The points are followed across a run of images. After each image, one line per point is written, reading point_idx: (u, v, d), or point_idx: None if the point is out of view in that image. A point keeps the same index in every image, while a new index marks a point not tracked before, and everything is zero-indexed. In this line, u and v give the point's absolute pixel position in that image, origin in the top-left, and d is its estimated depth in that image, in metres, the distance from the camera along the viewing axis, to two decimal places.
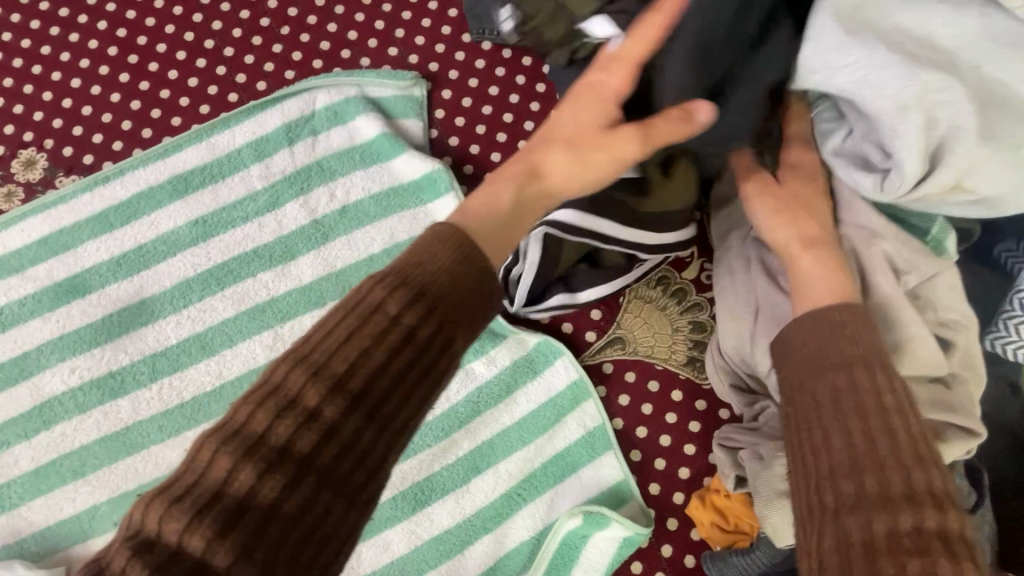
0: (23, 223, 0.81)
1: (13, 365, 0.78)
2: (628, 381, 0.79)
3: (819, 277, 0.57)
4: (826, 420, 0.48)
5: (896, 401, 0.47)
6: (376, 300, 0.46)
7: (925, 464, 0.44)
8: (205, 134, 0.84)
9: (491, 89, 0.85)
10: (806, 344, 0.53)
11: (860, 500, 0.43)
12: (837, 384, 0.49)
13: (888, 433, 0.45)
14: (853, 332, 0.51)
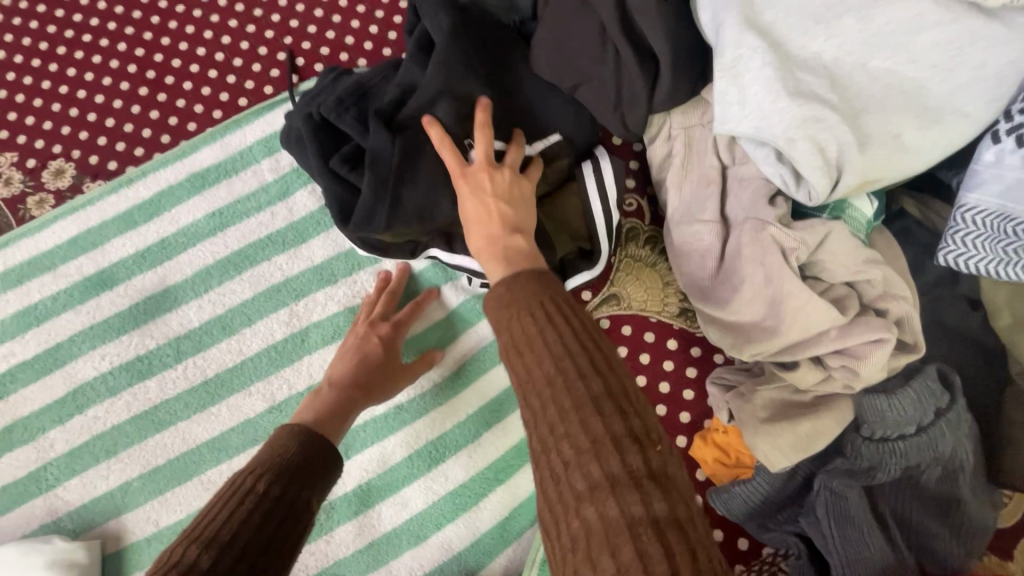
0: (55, 225, 0.88)
1: (48, 355, 0.83)
2: (626, 335, 0.83)
3: (496, 266, 0.58)
4: (516, 374, 0.48)
5: (544, 326, 0.48)
6: (249, 485, 0.57)
7: (574, 360, 0.46)
8: (220, 135, 0.91)
9: None
10: (490, 312, 0.53)
11: (549, 440, 0.44)
12: (513, 334, 0.50)
13: (550, 357, 0.46)
14: (511, 288, 0.52)
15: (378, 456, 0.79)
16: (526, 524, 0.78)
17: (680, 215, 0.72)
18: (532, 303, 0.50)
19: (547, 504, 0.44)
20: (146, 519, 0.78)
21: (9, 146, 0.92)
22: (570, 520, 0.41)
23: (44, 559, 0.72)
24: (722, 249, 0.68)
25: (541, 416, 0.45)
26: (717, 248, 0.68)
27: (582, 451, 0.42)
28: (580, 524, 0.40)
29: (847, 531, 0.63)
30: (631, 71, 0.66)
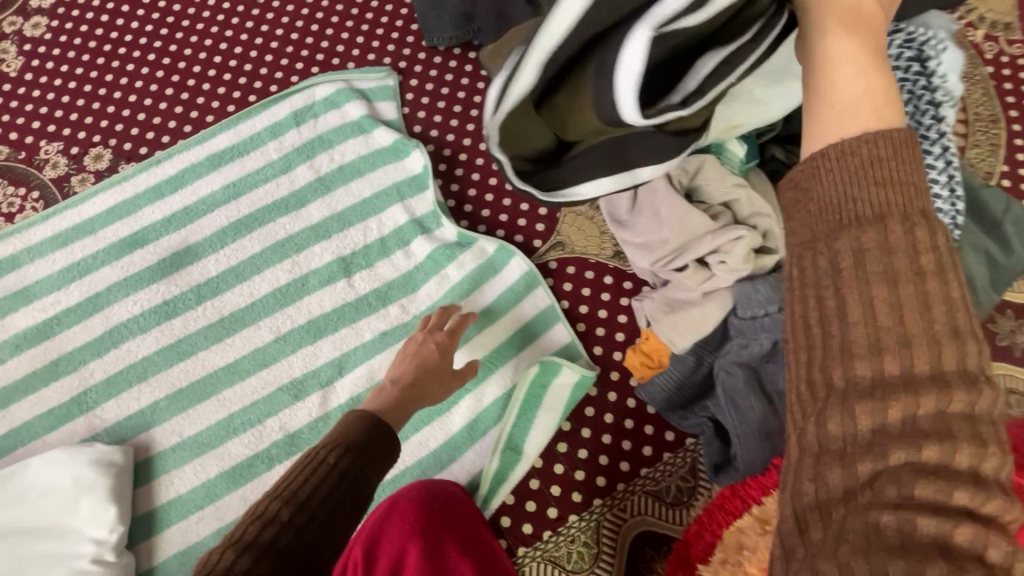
0: (95, 198, 1.06)
1: (89, 302, 1.00)
2: (570, 273, 1.02)
3: (858, 82, 0.42)
4: (861, 297, 0.37)
5: (937, 260, 0.37)
6: (323, 456, 0.68)
7: (961, 343, 0.36)
8: (234, 123, 1.10)
9: (447, 76, 1.14)
10: (826, 186, 0.40)
11: (903, 434, 0.35)
12: (883, 240, 0.37)
13: (937, 321, 0.36)
14: (898, 168, 0.38)
15: (367, 373, 0.96)
16: (491, 425, 0.94)
17: None
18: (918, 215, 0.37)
19: (843, 478, 0.36)
20: (171, 432, 0.93)
21: (55, 137, 1.11)
22: (875, 512, 0.34)
23: (89, 457, 0.87)
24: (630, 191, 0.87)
25: (904, 385, 0.35)
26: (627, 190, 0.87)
27: (923, 434, 0.34)
28: (897, 531, 0.33)
29: (740, 409, 0.81)
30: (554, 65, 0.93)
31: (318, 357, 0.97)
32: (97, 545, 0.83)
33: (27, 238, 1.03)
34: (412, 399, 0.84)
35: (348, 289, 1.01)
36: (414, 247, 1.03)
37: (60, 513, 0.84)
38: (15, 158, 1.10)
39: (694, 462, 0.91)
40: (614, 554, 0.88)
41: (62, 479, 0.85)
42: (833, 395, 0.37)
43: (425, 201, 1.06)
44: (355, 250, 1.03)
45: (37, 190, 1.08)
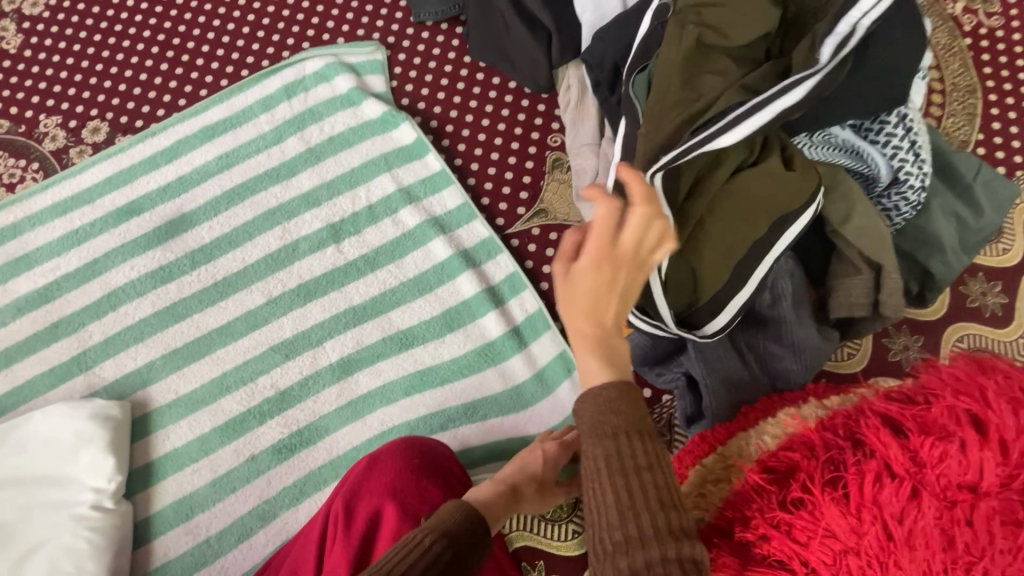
0: (93, 169, 1.09)
1: (87, 267, 1.03)
2: (552, 239, 1.06)
3: (597, 366, 0.59)
4: (610, 496, 0.54)
5: (650, 459, 0.55)
6: (427, 542, 0.60)
7: (674, 511, 0.54)
8: (227, 97, 1.14)
9: (434, 50, 1.17)
10: (589, 420, 0.58)
11: (646, 566, 0.51)
12: (616, 450, 0.56)
13: (656, 503, 0.53)
14: (618, 403, 0.57)
15: (355, 336, 1.00)
16: (477, 383, 0.98)
17: (573, 143, 0.99)
18: (638, 430, 0.56)
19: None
20: (167, 389, 0.97)
21: (54, 111, 1.15)
22: None
23: (89, 411, 0.91)
24: (594, 166, 0.95)
25: (641, 537, 0.52)
26: (592, 167, 0.96)
27: (655, 569, 0.51)
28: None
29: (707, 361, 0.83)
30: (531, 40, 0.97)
31: (308, 319, 1.01)
32: (96, 494, 0.88)
33: (25, 207, 1.07)
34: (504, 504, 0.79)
35: (337, 254, 1.04)
36: (403, 216, 1.06)
37: (62, 464, 0.88)
38: (16, 130, 1.14)
39: (670, 417, 0.96)
40: None
41: (64, 432, 0.89)
42: (610, 547, 0.53)
43: (413, 171, 1.09)
44: (344, 218, 1.06)
45: (36, 161, 1.12)
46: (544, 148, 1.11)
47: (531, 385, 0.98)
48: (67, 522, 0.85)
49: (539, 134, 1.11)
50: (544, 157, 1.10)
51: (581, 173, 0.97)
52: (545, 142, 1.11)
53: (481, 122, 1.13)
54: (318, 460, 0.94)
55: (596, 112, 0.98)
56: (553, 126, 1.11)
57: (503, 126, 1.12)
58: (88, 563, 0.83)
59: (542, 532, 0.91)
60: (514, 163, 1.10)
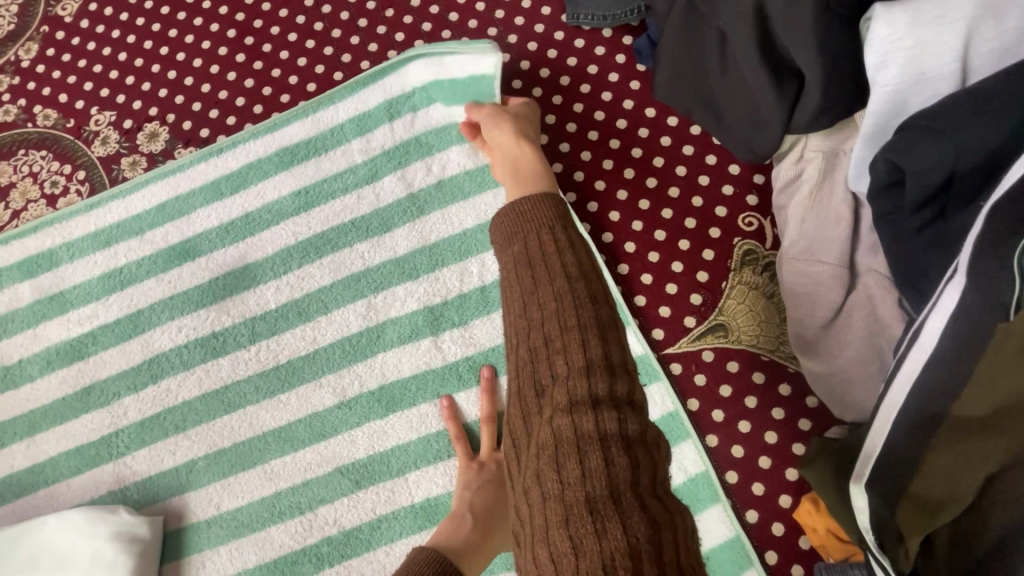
0: (145, 188, 0.87)
1: (128, 320, 0.83)
2: (730, 371, 0.75)
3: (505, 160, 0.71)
4: (517, 290, 0.46)
5: (560, 235, 0.48)
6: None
7: (585, 283, 0.46)
8: (317, 112, 0.87)
9: (590, 69, 0.85)
10: (503, 220, 0.50)
11: (554, 350, 0.43)
12: (525, 247, 0.48)
13: (564, 279, 0.45)
14: (534, 206, 0.50)
15: (448, 473, 0.74)
16: None
17: (798, 250, 0.67)
18: (557, 223, 0.49)
19: (518, 413, 0.44)
20: (208, 501, 0.76)
21: (108, 105, 0.92)
22: (542, 429, 0.41)
23: (111, 530, 0.71)
24: (839, 303, 0.63)
25: (555, 330, 0.43)
26: (834, 301, 0.63)
27: (572, 367, 0.42)
28: (551, 435, 0.40)
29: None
30: (767, 94, 0.62)
31: (388, 437, 0.76)
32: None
33: (67, 231, 0.86)
34: (492, 541, 0.67)
35: (434, 351, 0.78)
36: None
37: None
38: (63, 126, 0.92)
39: None
40: None
41: (81, 549, 0.71)
42: (520, 344, 0.45)
43: None
44: (448, 300, 0.79)
45: (83, 169, 0.90)
46: (732, 233, 0.78)
47: None
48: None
49: (728, 210, 0.78)
50: (730, 246, 0.78)
51: (808, 305, 0.65)
52: (735, 224, 0.78)
53: (645, 183, 0.81)
54: None
55: (848, 210, 0.64)
56: (748, 201, 0.79)
57: (677, 193, 0.80)
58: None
59: None
60: (687, 251, 0.78)
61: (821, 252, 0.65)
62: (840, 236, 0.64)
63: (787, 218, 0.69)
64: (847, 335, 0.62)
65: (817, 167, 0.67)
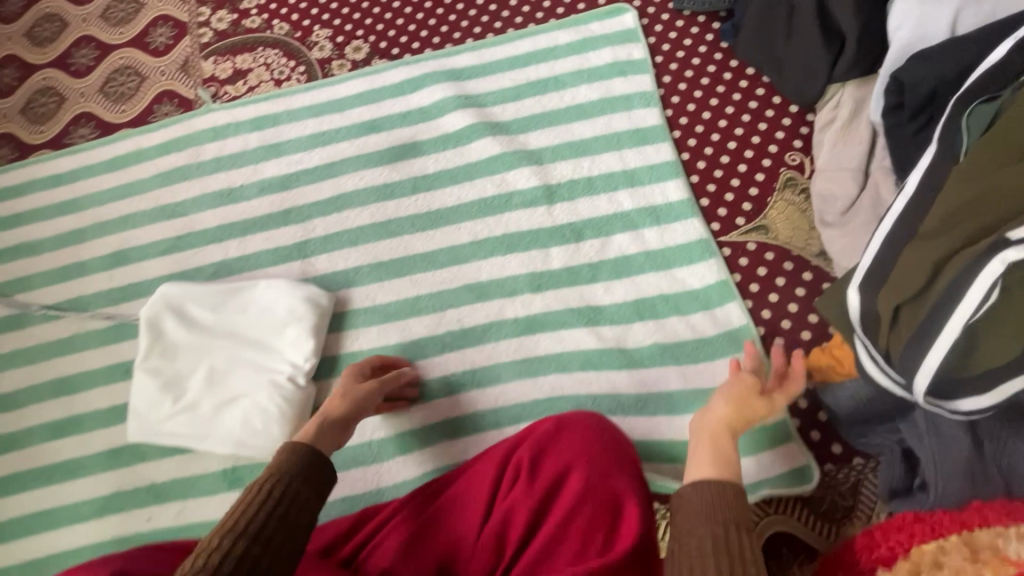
0: (350, 83, 1.20)
1: (325, 167, 1.14)
2: (767, 258, 0.99)
3: (708, 456, 0.68)
4: (699, 546, 0.56)
5: (753, 552, 0.55)
6: (268, 487, 0.65)
7: (756, 569, 0.54)
8: (481, 48, 1.19)
9: (685, 41, 1.15)
10: (695, 501, 0.61)
11: None
12: (714, 538, 0.56)
13: (753, 559, 0.54)
14: (723, 490, 0.61)
15: (546, 300, 1.00)
16: (650, 363, 0.94)
17: (828, 164, 0.93)
18: (741, 525, 0.57)
19: None
20: (366, 295, 1.04)
21: (328, 26, 1.27)
22: None
23: (303, 295, 0.99)
24: (854, 194, 0.88)
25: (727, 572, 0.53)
26: (851, 194, 0.88)
27: None
28: None
29: (941, 439, 0.73)
30: (817, 49, 0.91)
31: (505, 269, 1.03)
32: (292, 367, 0.96)
33: (290, 102, 1.20)
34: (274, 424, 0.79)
35: (546, 215, 1.05)
36: (623, 198, 1.04)
37: (273, 330, 0.98)
38: (293, 35, 1.28)
39: (857, 483, 0.86)
40: None
41: (281, 304, 0.99)
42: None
43: (642, 155, 1.07)
44: (562, 182, 1.07)
45: (304, 65, 1.25)
46: (779, 164, 1.04)
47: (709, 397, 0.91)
48: (265, 383, 0.95)
49: (779, 147, 1.05)
50: (777, 173, 1.04)
51: (832, 198, 0.90)
52: (782, 158, 1.04)
53: (717, 122, 1.08)
54: (483, 404, 0.96)
55: (867, 135, 0.90)
56: (794, 144, 1.05)
57: (740, 131, 1.07)
58: (274, 425, 0.92)
59: None
60: (744, 172, 1.05)
61: (843, 164, 0.91)
62: (859, 152, 0.90)
63: (823, 144, 0.95)
64: (858, 216, 0.86)
65: (846, 107, 0.93)
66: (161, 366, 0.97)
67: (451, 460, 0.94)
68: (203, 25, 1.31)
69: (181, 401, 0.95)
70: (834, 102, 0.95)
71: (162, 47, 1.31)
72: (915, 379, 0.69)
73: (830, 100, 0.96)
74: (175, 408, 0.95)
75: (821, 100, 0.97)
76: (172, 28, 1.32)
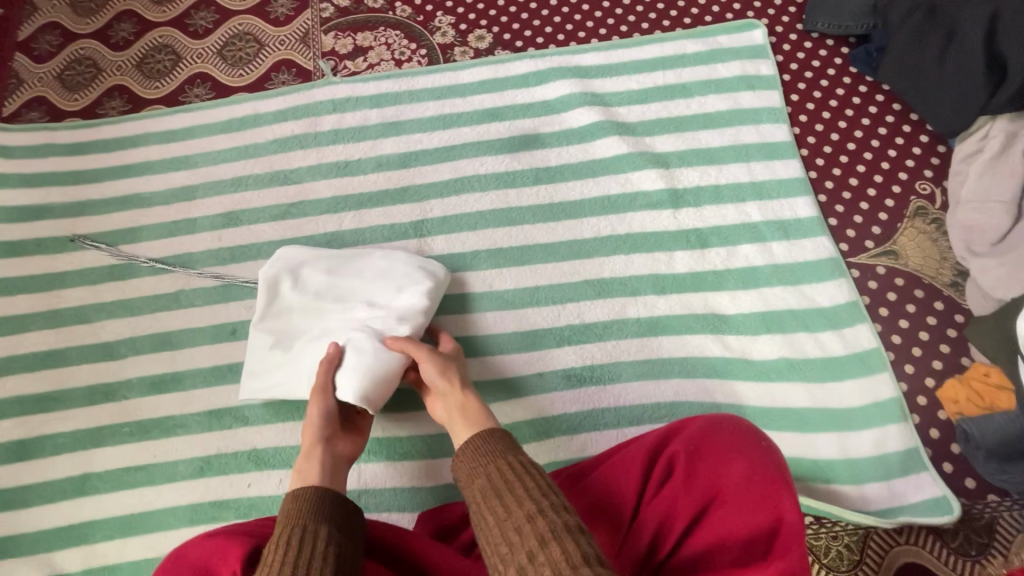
0: (473, 70, 1.20)
1: (446, 150, 1.13)
2: (896, 284, 0.98)
3: (451, 420, 0.81)
4: (490, 496, 0.68)
5: (513, 468, 0.70)
6: (288, 532, 0.67)
7: (530, 475, 0.69)
8: (607, 48, 1.19)
9: (814, 62, 1.15)
10: (463, 467, 0.73)
11: (528, 535, 0.62)
12: (488, 480, 0.70)
13: (514, 473, 0.69)
14: (478, 441, 0.74)
15: (671, 303, 0.98)
16: (776, 378, 0.92)
17: (975, 196, 0.93)
18: (500, 451, 0.72)
19: (500, 551, 0.63)
20: (483, 281, 1.02)
21: (451, 13, 1.28)
22: (524, 554, 0.61)
23: (421, 266, 0.97)
24: (1005, 228, 0.88)
25: (512, 493, 0.67)
26: (1003, 227, 0.88)
27: (529, 518, 0.63)
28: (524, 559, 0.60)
29: None
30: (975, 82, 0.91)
31: (628, 268, 1.01)
32: (397, 320, 0.91)
33: (411, 83, 1.20)
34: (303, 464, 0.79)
35: (672, 219, 1.04)
36: (750, 209, 1.04)
37: (384, 292, 0.95)
38: (415, 19, 1.28)
39: (991, 520, 0.84)
40: (875, 573, 0.82)
41: (398, 271, 0.98)
42: (501, 515, 0.66)
43: (770, 169, 1.06)
44: (689, 187, 1.06)
45: (425, 49, 1.25)
46: (910, 191, 1.03)
47: (838, 419, 0.89)
48: (368, 332, 0.90)
49: (909, 176, 1.04)
50: (907, 200, 1.03)
51: (979, 230, 0.91)
52: (913, 186, 1.04)
53: (846, 144, 1.08)
54: (601, 402, 0.94)
55: (1021, 168, 0.89)
56: (926, 173, 1.04)
57: (869, 156, 1.07)
58: (375, 372, 0.86)
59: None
60: (873, 196, 1.04)
61: (993, 196, 0.91)
62: (1011, 185, 0.90)
63: (968, 177, 0.95)
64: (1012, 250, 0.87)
65: (997, 140, 0.93)
66: (278, 320, 0.96)
67: (566, 455, 0.92)
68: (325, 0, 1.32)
69: (291, 354, 0.93)
70: (984, 134, 0.96)
71: (282, 17, 1.31)
72: None
73: (981, 131, 0.96)
74: (284, 359, 0.93)
75: (968, 131, 0.98)
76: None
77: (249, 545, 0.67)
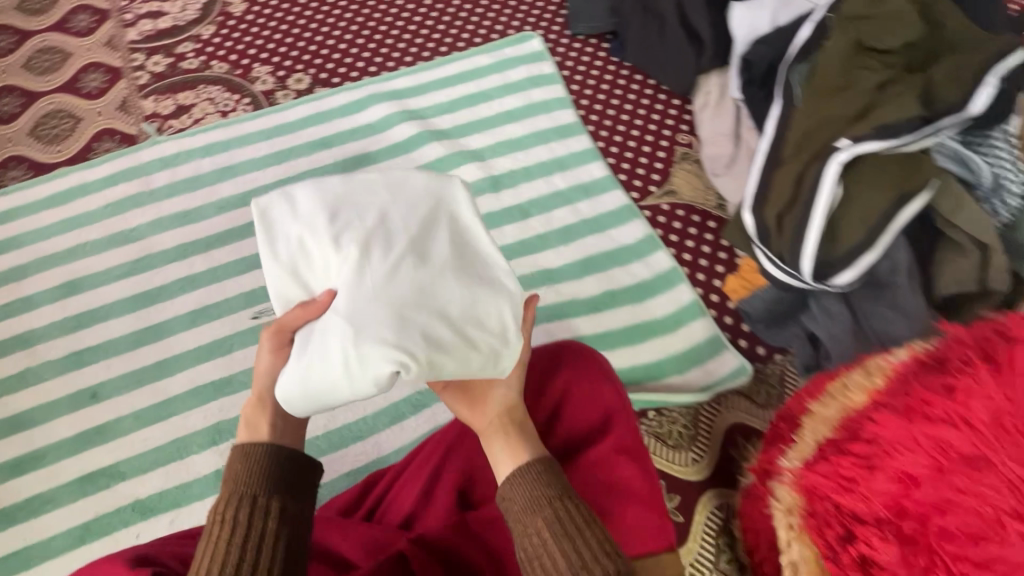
0: (297, 108, 1.30)
1: (284, 182, 1.22)
2: (679, 215, 1.22)
3: (498, 436, 0.72)
4: (550, 536, 0.64)
5: (580, 516, 0.65)
6: (240, 498, 0.63)
7: (594, 526, 0.65)
8: (415, 72, 1.35)
9: (584, 57, 1.40)
10: (520, 498, 0.67)
11: None
12: (549, 520, 0.64)
13: (580, 517, 0.65)
14: (539, 475, 0.68)
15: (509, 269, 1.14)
16: (603, 308, 1.10)
17: (709, 133, 1.20)
18: (565, 494, 0.66)
19: None
20: None
21: (267, 63, 1.38)
22: None
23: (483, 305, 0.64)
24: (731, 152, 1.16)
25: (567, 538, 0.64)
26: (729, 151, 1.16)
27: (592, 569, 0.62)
28: None
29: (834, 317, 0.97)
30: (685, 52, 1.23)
31: None
32: (394, 360, 0.58)
33: (239, 129, 1.27)
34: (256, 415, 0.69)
35: (496, 200, 1.20)
36: (557, 180, 1.23)
37: (435, 302, 0.63)
38: (233, 73, 1.37)
39: (782, 374, 1.06)
40: (708, 442, 1.00)
41: (485, 311, 0.64)
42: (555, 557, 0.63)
43: (566, 145, 1.27)
44: (505, 172, 1.24)
45: (248, 97, 1.34)
46: (674, 143, 1.29)
47: (655, 328, 1.09)
48: (347, 332, 0.60)
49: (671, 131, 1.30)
50: (673, 150, 1.28)
51: (717, 157, 1.18)
52: (675, 138, 1.29)
53: (620, 116, 1.32)
54: None
55: (732, 108, 1.19)
56: (682, 127, 1.31)
57: (639, 122, 1.32)
58: (313, 383, 0.62)
59: (665, 456, 0.98)
60: (648, 151, 1.28)
61: (719, 131, 1.19)
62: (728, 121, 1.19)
63: (702, 120, 1.22)
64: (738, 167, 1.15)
65: (713, 90, 1.22)
66: (321, 206, 0.67)
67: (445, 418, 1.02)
68: (139, 69, 1.36)
69: (298, 249, 0.66)
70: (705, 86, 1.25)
71: (96, 90, 1.33)
72: (802, 263, 0.90)
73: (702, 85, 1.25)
74: (286, 250, 0.67)
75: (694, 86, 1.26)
76: (105, 73, 1.36)
77: (130, 551, 0.70)
